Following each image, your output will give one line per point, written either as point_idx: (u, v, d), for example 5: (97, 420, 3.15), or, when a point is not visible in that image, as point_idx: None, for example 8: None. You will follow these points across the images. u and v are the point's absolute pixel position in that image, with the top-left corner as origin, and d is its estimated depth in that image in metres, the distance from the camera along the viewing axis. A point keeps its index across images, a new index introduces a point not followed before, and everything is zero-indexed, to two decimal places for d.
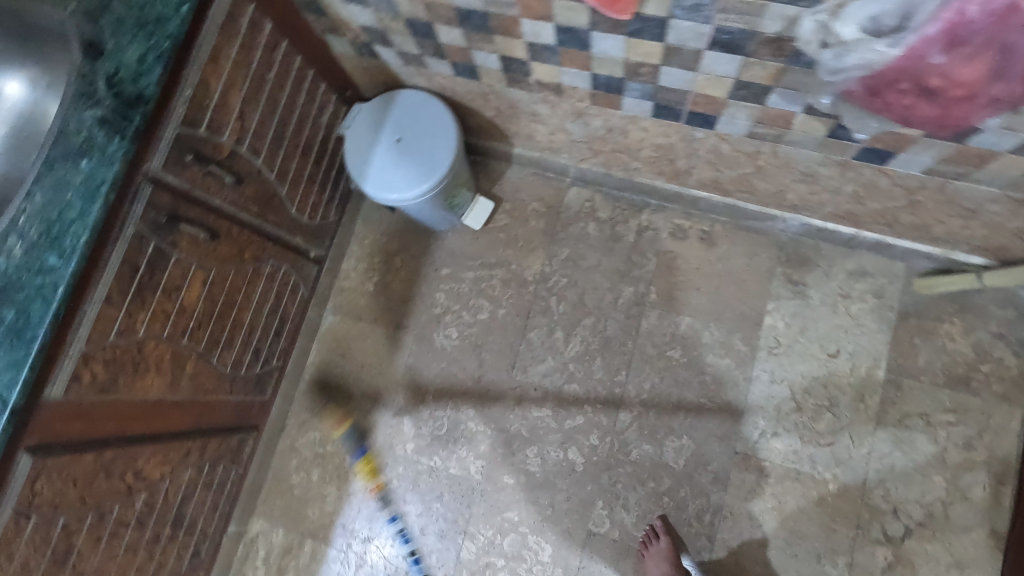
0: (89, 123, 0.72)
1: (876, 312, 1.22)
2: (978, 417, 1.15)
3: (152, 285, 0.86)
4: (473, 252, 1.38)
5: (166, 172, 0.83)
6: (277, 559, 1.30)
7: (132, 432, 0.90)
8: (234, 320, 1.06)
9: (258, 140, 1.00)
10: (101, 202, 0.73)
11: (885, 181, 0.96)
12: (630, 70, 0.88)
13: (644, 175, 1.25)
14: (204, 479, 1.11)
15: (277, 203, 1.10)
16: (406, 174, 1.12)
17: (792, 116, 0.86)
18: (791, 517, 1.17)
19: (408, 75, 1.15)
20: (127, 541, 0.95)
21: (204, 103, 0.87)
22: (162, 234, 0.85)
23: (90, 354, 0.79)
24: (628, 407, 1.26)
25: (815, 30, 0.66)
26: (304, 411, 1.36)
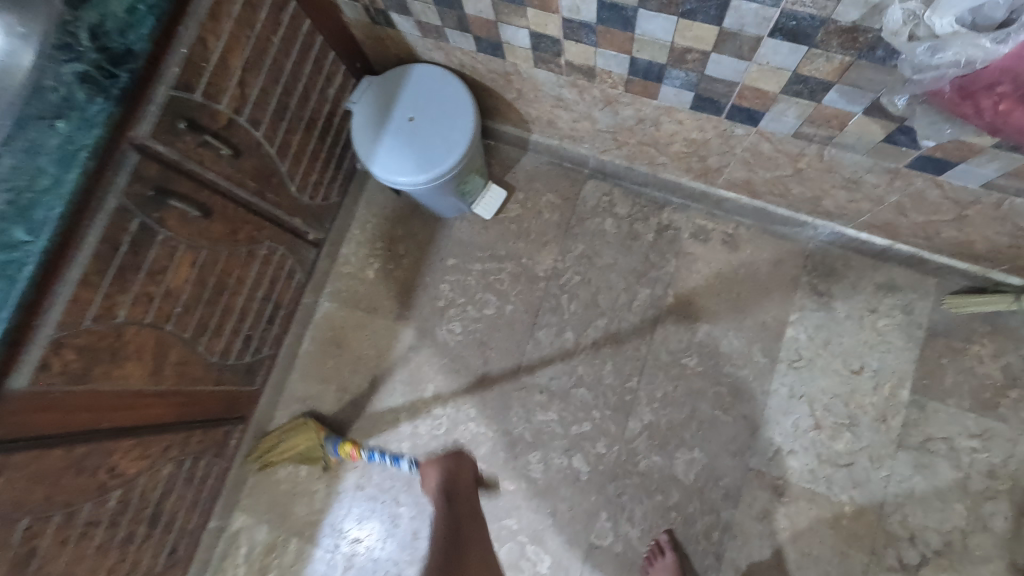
0: (69, 80, 0.63)
1: (904, 329, 1.16)
2: (1004, 443, 1.10)
3: (135, 266, 0.77)
4: (482, 242, 1.30)
5: (157, 140, 0.74)
6: (259, 557, 1.22)
7: (107, 425, 0.82)
8: (224, 306, 0.98)
9: (260, 110, 0.91)
10: (79, 169, 0.65)
11: (936, 192, 0.89)
12: (675, 56, 0.80)
13: (670, 171, 1.17)
14: (186, 474, 1.03)
15: (276, 180, 1.01)
16: (418, 156, 1.04)
17: (849, 116, 0.78)
18: (804, 538, 1.12)
19: (425, 49, 1.06)
20: (98, 541, 0.87)
21: (201, 65, 0.78)
22: (149, 209, 0.76)
23: (62, 340, 0.70)
24: (638, 415, 1.20)
25: (906, 19, 0.59)
26: (294, 402, 1.28)
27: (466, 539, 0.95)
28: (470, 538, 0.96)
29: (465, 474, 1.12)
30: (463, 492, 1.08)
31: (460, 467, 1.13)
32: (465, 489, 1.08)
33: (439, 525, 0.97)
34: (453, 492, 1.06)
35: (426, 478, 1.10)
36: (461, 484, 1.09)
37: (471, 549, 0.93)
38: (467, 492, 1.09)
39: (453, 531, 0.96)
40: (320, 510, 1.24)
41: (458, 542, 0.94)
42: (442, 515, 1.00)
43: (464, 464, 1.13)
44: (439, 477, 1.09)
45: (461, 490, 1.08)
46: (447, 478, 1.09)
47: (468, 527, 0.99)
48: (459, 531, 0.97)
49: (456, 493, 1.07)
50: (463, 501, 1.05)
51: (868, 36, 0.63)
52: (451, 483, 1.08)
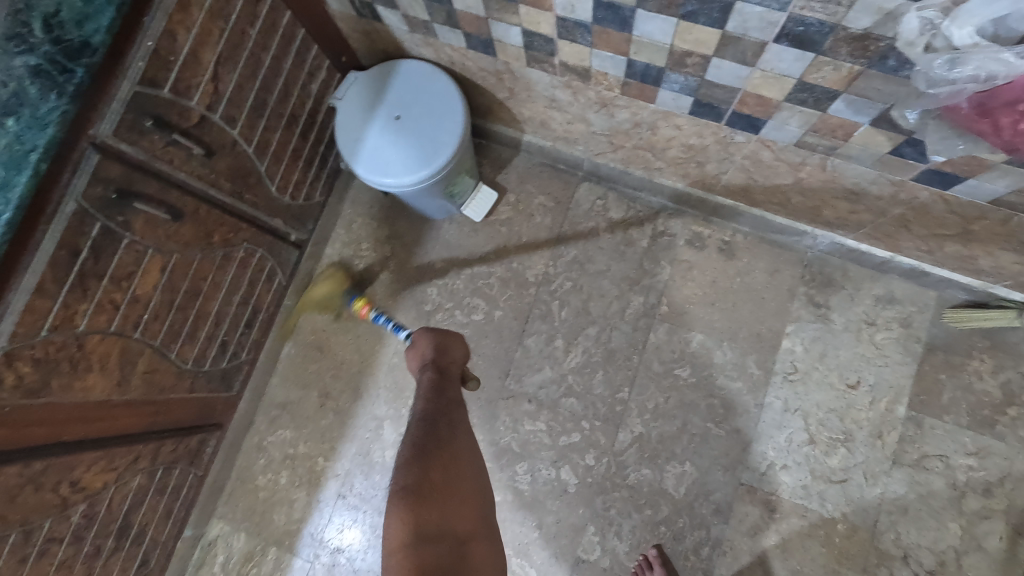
0: (20, 74, 0.58)
1: (902, 343, 1.14)
2: (1000, 462, 1.08)
3: (98, 272, 0.72)
4: (471, 245, 1.26)
5: (119, 139, 0.70)
6: (236, 567, 1.19)
7: (69, 437, 0.77)
8: (198, 311, 0.93)
9: (236, 107, 0.87)
10: (30, 172, 0.61)
11: (942, 207, 0.86)
12: (674, 59, 0.76)
13: (666, 176, 1.13)
14: (157, 484, 0.99)
15: (254, 179, 0.96)
16: (403, 157, 0.99)
17: (855, 127, 0.75)
18: (796, 555, 1.09)
19: (413, 44, 1.02)
20: (61, 557, 0.83)
21: (170, 59, 0.73)
22: (111, 212, 0.71)
23: (15, 353, 0.66)
24: (628, 427, 1.16)
25: (922, 28, 0.56)
26: (274, 407, 1.24)
27: (451, 422, 0.81)
28: (451, 423, 0.81)
29: (456, 352, 0.90)
30: (455, 374, 0.88)
31: (452, 344, 0.91)
32: (455, 376, 0.88)
33: (425, 391, 0.84)
34: (445, 365, 0.88)
35: (414, 348, 0.92)
36: (452, 357, 0.90)
37: (456, 432, 0.80)
38: (456, 371, 0.89)
39: (432, 416, 0.80)
40: (299, 519, 1.20)
41: (442, 423, 0.80)
42: (430, 393, 0.83)
43: (455, 342, 0.91)
44: (432, 349, 0.89)
45: (453, 370, 0.88)
46: (436, 353, 0.88)
47: (457, 411, 0.83)
48: (445, 420, 0.81)
49: (444, 378, 0.86)
50: (454, 383, 0.87)
51: (880, 44, 0.60)
52: (441, 357, 0.88)
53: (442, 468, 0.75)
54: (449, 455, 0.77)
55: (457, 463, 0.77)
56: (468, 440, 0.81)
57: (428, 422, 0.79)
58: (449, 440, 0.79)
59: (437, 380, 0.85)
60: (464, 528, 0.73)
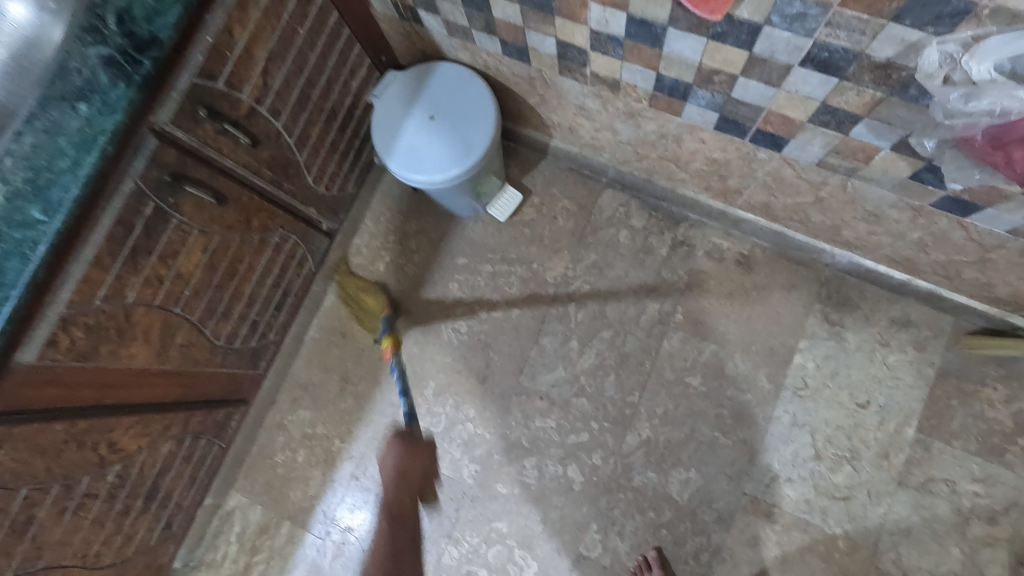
0: (93, 63, 0.64)
1: (915, 366, 1.14)
2: (1008, 491, 1.08)
3: (148, 249, 0.78)
4: (495, 244, 1.30)
5: (176, 126, 0.75)
6: (251, 538, 1.24)
7: (112, 401, 0.83)
8: (234, 291, 0.99)
9: (282, 101, 0.92)
10: (98, 153, 0.66)
11: (960, 234, 0.87)
12: (702, 76, 0.79)
13: (689, 187, 1.15)
14: (185, 452, 1.05)
15: (293, 170, 1.01)
16: (436, 155, 1.03)
17: (876, 151, 0.77)
18: (794, 568, 1.11)
19: (451, 48, 1.06)
20: (95, 513, 0.89)
21: (225, 54, 0.78)
22: (164, 193, 0.77)
23: (71, 318, 0.71)
24: (636, 430, 1.19)
25: (942, 61, 0.58)
26: (296, 387, 1.29)
27: None
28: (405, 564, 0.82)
29: (416, 462, 0.95)
30: (409, 511, 0.90)
31: (418, 453, 0.97)
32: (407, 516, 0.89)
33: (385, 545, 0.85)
34: (405, 474, 0.94)
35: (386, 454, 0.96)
36: (410, 470, 0.94)
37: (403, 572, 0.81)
38: (414, 506, 0.91)
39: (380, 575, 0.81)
40: (314, 496, 1.25)
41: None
42: (378, 542, 0.85)
43: (417, 455, 0.96)
44: (394, 461, 0.96)
45: (405, 503, 0.91)
46: (400, 464, 0.95)
47: (407, 549, 0.85)
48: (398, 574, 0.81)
49: (399, 501, 0.91)
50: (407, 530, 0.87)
51: (902, 73, 0.62)
52: (406, 470, 0.94)
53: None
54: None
55: None
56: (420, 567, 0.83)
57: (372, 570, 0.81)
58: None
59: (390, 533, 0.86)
60: None
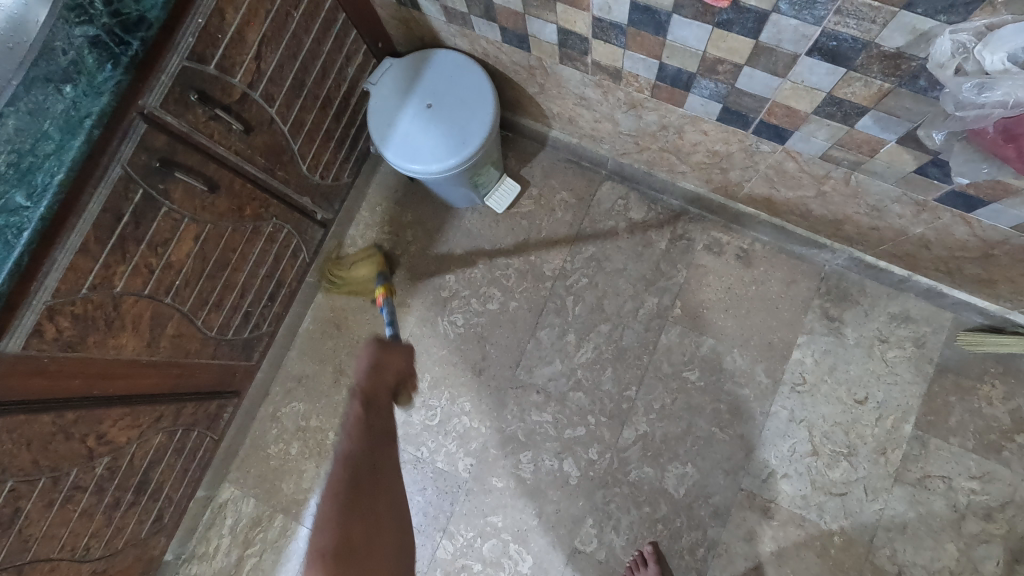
0: (80, 43, 0.62)
1: (913, 362, 1.14)
2: (1003, 488, 1.08)
3: (137, 237, 0.76)
4: (492, 236, 1.28)
5: (166, 110, 0.73)
6: (243, 530, 1.23)
7: (101, 391, 0.82)
8: (226, 281, 0.97)
9: (275, 86, 0.89)
10: (84, 136, 0.64)
11: (963, 229, 0.86)
12: (706, 65, 0.77)
13: (689, 179, 1.14)
14: (176, 444, 1.03)
15: (287, 158, 0.99)
16: (433, 145, 1.01)
17: (881, 144, 0.75)
18: (790, 563, 1.11)
19: (450, 34, 1.04)
20: (84, 506, 0.87)
21: (217, 37, 0.76)
22: (153, 180, 0.75)
23: (56, 307, 0.69)
24: (633, 424, 1.18)
25: (955, 51, 0.57)
26: (290, 379, 1.28)
27: (373, 471, 0.78)
28: (386, 464, 0.80)
29: (396, 363, 0.95)
30: (383, 402, 0.88)
31: (393, 358, 0.95)
32: (384, 408, 0.87)
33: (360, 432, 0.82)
34: (380, 368, 0.93)
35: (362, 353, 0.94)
36: (386, 367, 0.93)
37: (385, 476, 0.78)
38: (387, 398, 0.90)
39: (356, 462, 0.78)
40: (308, 489, 1.24)
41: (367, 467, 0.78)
42: (355, 426, 0.82)
43: (395, 358, 0.95)
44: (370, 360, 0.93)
45: (380, 395, 0.89)
46: (375, 364, 0.93)
47: (386, 447, 0.82)
48: (376, 462, 0.79)
49: (373, 390, 0.89)
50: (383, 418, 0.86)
51: (912, 63, 0.61)
52: (381, 365, 0.93)
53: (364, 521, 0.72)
54: (380, 491, 0.76)
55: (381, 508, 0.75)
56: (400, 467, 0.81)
57: (351, 463, 0.77)
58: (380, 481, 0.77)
59: (363, 414, 0.84)
60: None
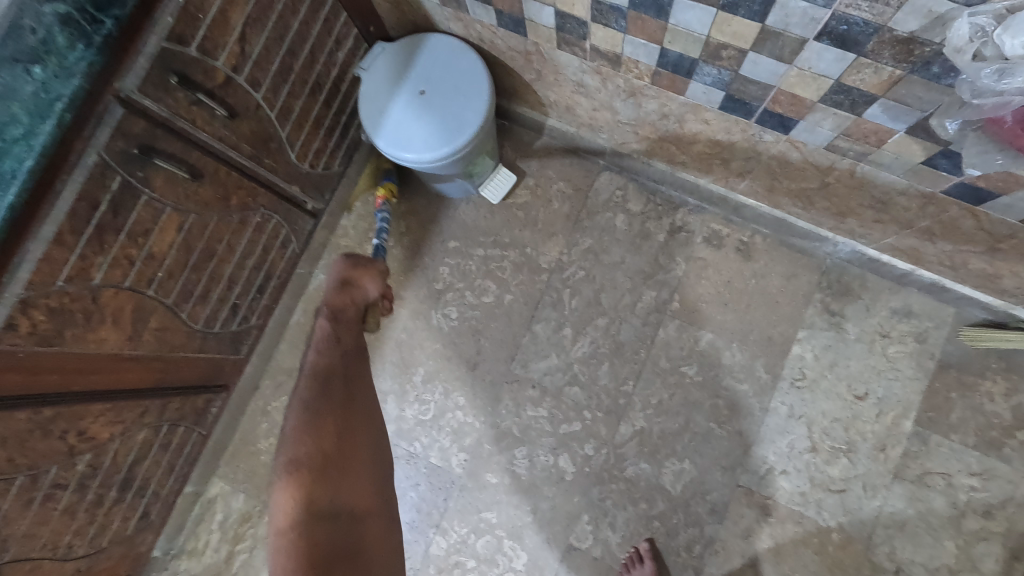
0: (49, 21, 0.59)
1: (914, 358, 1.12)
2: (1004, 485, 1.06)
3: (115, 227, 0.73)
4: (487, 227, 1.25)
5: (144, 94, 0.70)
6: (233, 526, 1.21)
7: (81, 387, 0.79)
8: (212, 272, 0.94)
9: (261, 71, 0.86)
10: (55, 120, 0.61)
11: (971, 223, 0.84)
12: (709, 51, 0.74)
13: (690, 170, 1.11)
14: (162, 440, 1.00)
15: (275, 146, 0.96)
16: (426, 133, 0.98)
17: (890, 134, 0.73)
18: (787, 561, 1.09)
19: (443, 18, 1.00)
20: (65, 504, 0.85)
21: (198, 17, 0.72)
22: (132, 167, 0.72)
23: (30, 301, 0.66)
24: (630, 420, 1.16)
25: (973, 34, 0.54)
26: (280, 372, 1.25)
27: (344, 387, 0.94)
28: (356, 385, 0.96)
29: (364, 284, 1.03)
30: (349, 319, 1.01)
31: (362, 278, 1.03)
32: (353, 329, 1.00)
33: (329, 350, 0.96)
34: (348, 288, 1.02)
35: (334, 271, 1.03)
36: (354, 288, 1.03)
37: (353, 397, 0.94)
38: (356, 317, 1.02)
39: (327, 379, 0.93)
40: None
41: (336, 382, 0.94)
42: (325, 343, 0.97)
43: (367, 280, 1.04)
44: (341, 280, 1.03)
45: (347, 313, 1.01)
46: (343, 284, 1.02)
47: (355, 367, 0.97)
48: (347, 382, 0.95)
49: (341, 310, 1.01)
50: (351, 336, 1.00)
51: (926, 48, 0.58)
52: (350, 284, 1.03)
53: (336, 435, 0.89)
54: (351, 414, 0.92)
55: (354, 428, 0.91)
56: (368, 387, 0.97)
57: (320, 379, 0.93)
58: (351, 404, 0.93)
59: (331, 333, 0.98)
60: (360, 504, 0.87)
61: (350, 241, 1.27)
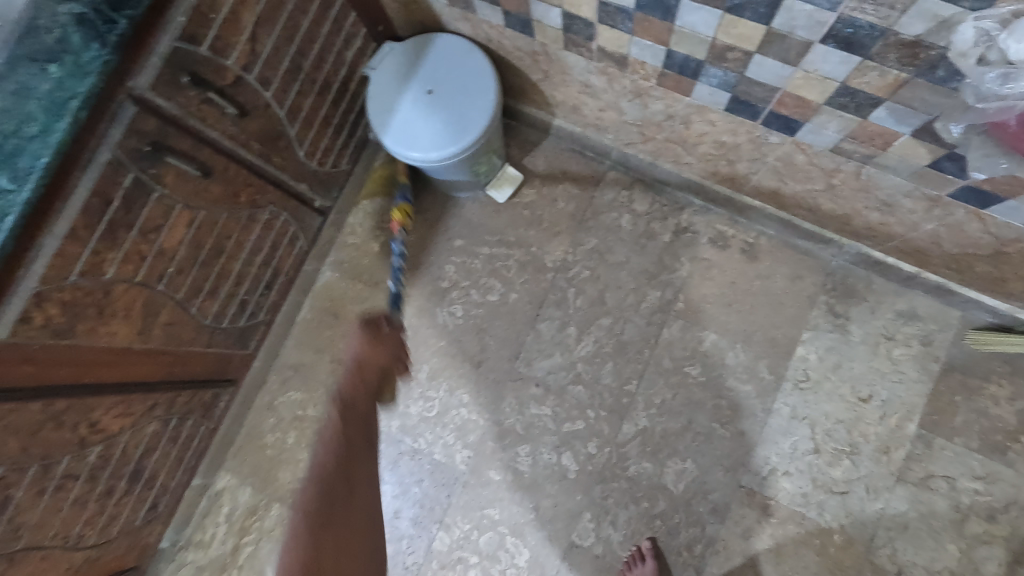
0: (65, 21, 0.59)
1: (919, 361, 1.12)
2: (1007, 489, 1.06)
3: (127, 223, 0.74)
4: (493, 226, 1.26)
5: (156, 93, 0.71)
6: (239, 519, 1.22)
7: (92, 379, 0.81)
8: (220, 269, 0.95)
9: (271, 70, 0.87)
10: (70, 119, 0.62)
11: (976, 226, 0.84)
12: (715, 53, 0.74)
13: (696, 171, 1.12)
14: (170, 433, 1.02)
15: (284, 144, 0.97)
16: (433, 132, 0.99)
17: (894, 137, 0.73)
18: (789, 562, 1.10)
19: (451, 18, 1.01)
20: (76, 494, 0.86)
21: (210, 16, 0.73)
22: (144, 164, 0.73)
23: (45, 294, 0.68)
24: (633, 419, 1.17)
25: (977, 39, 0.55)
26: (287, 367, 1.26)
27: (350, 490, 0.73)
28: (362, 491, 0.74)
29: (378, 361, 0.83)
30: (360, 407, 0.79)
31: (375, 355, 0.83)
32: (367, 423, 0.79)
33: (334, 447, 0.75)
34: (360, 366, 0.82)
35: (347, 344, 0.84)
36: (368, 365, 0.82)
37: (359, 502, 0.73)
38: (368, 405, 0.81)
39: (332, 485, 0.72)
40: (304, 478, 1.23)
41: (342, 492, 0.73)
42: (331, 438, 0.76)
43: (382, 349, 0.84)
44: (354, 355, 0.83)
45: (358, 398, 0.80)
46: (357, 367, 0.82)
47: (360, 469, 0.75)
48: (349, 490, 0.73)
49: (351, 395, 0.80)
50: (360, 437, 0.77)
51: (931, 53, 0.59)
52: (364, 362, 0.82)
53: (332, 561, 0.68)
54: (353, 527, 0.72)
55: (357, 547, 0.71)
56: (376, 487, 0.76)
57: (323, 481, 0.73)
58: (353, 517, 0.72)
59: (338, 430, 0.76)
60: None
61: (357, 238, 1.28)
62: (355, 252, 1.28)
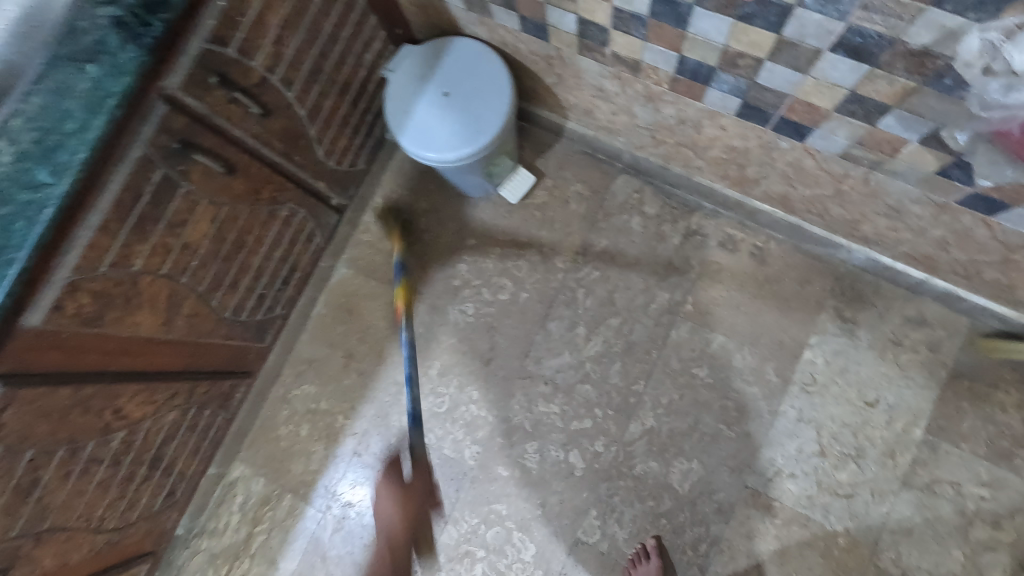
0: (103, 24, 0.63)
1: (926, 366, 1.12)
2: (1013, 495, 1.07)
3: (155, 217, 0.77)
4: (505, 226, 1.28)
5: (186, 92, 0.74)
6: (253, 509, 1.25)
7: (118, 367, 0.84)
8: (241, 263, 0.98)
9: (294, 71, 0.90)
10: (105, 116, 0.65)
11: (984, 232, 0.85)
12: (726, 59, 0.76)
13: (706, 175, 1.13)
14: (189, 422, 1.05)
15: (304, 143, 0.99)
16: (448, 133, 1.01)
17: (903, 143, 0.74)
18: (793, 563, 1.11)
19: (468, 22, 1.03)
20: (99, 478, 0.90)
21: (237, 19, 0.76)
22: (173, 161, 0.76)
23: (78, 284, 0.71)
24: (640, 419, 1.18)
25: (983, 50, 0.56)
26: (301, 361, 1.29)
27: None
28: None
29: (396, 517, 1.03)
30: (404, 505, 1.03)
31: (411, 489, 1.03)
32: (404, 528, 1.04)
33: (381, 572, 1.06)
34: (388, 525, 1.04)
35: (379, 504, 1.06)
36: (390, 523, 1.04)
37: None
38: (405, 531, 1.04)
39: None
40: (316, 470, 1.26)
41: None
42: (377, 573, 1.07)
43: (408, 502, 1.03)
44: (384, 522, 1.05)
45: (403, 506, 1.03)
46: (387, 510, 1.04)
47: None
48: None
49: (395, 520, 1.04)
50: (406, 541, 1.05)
51: (938, 62, 0.60)
52: (399, 504, 1.04)
53: None
54: None
55: None
56: None
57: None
58: None
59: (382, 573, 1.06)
60: None
61: (372, 236, 1.31)
62: (369, 250, 1.31)
